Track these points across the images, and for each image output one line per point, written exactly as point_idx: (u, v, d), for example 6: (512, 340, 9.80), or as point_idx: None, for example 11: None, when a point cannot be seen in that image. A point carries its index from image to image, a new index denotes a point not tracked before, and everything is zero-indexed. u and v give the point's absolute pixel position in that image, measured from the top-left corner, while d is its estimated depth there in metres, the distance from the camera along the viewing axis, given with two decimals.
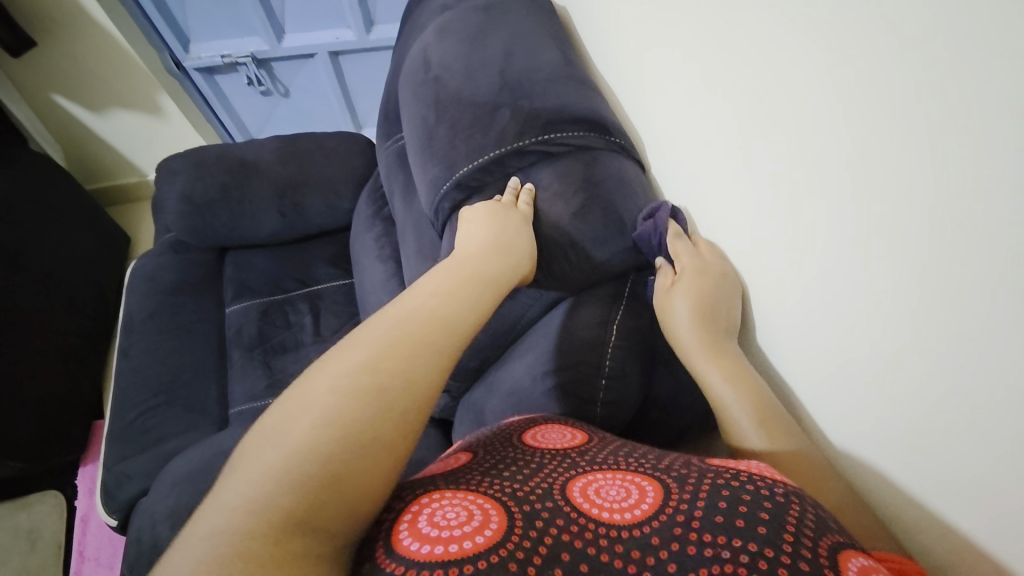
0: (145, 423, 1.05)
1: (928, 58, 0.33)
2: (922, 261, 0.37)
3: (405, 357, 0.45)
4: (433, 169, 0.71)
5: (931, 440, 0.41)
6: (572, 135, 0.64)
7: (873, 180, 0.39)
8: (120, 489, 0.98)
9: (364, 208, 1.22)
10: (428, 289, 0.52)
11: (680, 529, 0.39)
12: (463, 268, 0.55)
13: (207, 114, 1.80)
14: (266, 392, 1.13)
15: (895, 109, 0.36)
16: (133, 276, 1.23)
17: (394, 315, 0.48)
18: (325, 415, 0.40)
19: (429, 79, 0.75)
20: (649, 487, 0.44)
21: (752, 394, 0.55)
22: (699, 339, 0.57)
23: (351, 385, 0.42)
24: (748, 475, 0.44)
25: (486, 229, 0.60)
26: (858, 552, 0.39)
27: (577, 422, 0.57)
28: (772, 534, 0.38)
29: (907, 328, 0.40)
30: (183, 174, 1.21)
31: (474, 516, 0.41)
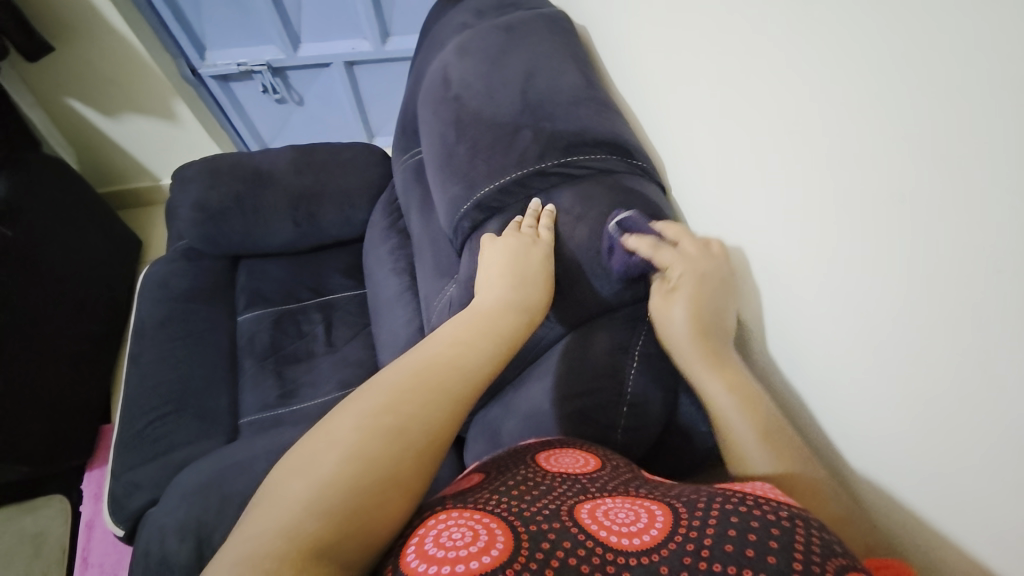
0: (154, 431, 1.05)
1: (952, 109, 0.34)
2: (952, 296, 0.37)
3: (421, 403, 0.46)
4: (452, 188, 0.71)
5: (959, 470, 0.41)
6: (593, 157, 0.64)
7: (891, 216, 0.40)
8: (129, 498, 0.98)
9: (379, 220, 1.22)
10: (444, 338, 0.54)
11: (690, 559, 0.38)
12: (473, 319, 0.57)
13: (222, 121, 1.83)
14: (278, 403, 1.13)
15: (910, 150, 0.38)
16: (145, 283, 1.23)
17: (411, 364, 0.50)
18: (351, 450, 0.41)
19: (448, 98, 0.75)
20: (658, 511, 0.43)
21: (754, 405, 0.55)
22: (693, 343, 0.57)
23: (373, 424, 0.43)
24: (751, 496, 0.42)
25: (505, 259, 0.61)
26: (863, 573, 0.36)
27: (592, 445, 0.56)
28: (782, 564, 0.36)
29: (934, 359, 0.40)
30: (198, 182, 1.22)
31: (480, 536, 0.40)
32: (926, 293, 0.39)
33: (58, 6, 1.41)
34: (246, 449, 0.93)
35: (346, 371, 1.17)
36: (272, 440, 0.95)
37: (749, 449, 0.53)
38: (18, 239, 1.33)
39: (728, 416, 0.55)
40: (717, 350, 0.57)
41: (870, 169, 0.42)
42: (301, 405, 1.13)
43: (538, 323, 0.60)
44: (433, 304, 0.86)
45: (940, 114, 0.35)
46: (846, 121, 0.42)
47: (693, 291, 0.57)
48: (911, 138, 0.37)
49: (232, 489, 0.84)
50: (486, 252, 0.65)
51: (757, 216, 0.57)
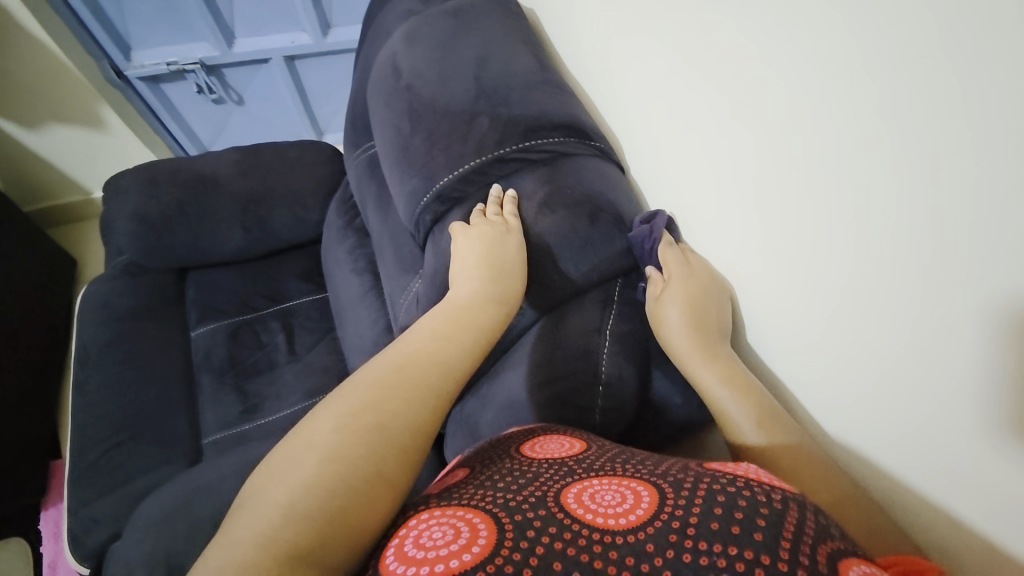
0: (110, 462, 0.98)
1: (930, 70, 0.33)
2: (917, 268, 0.38)
3: (404, 401, 0.45)
4: (411, 180, 0.69)
5: (934, 442, 0.41)
6: (551, 140, 0.64)
7: (868, 185, 0.39)
8: (88, 535, 0.91)
9: (335, 219, 1.17)
10: (423, 333, 0.53)
11: (676, 536, 0.38)
12: (449, 311, 0.55)
13: (154, 124, 1.69)
14: (242, 418, 1.08)
15: (887, 116, 0.36)
16: (84, 305, 1.14)
17: (392, 361, 0.48)
18: (331, 451, 0.40)
19: (400, 88, 0.72)
20: (644, 491, 0.42)
21: (748, 393, 0.54)
22: (689, 334, 0.57)
23: (355, 424, 0.42)
24: (745, 480, 0.42)
25: (475, 250, 0.60)
26: (861, 560, 0.37)
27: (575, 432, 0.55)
28: (769, 540, 0.36)
29: (908, 328, 0.40)
30: (134, 192, 1.13)
31: (462, 533, 0.39)
32: (897, 271, 0.39)
33: None
34: (213, 471, 0.89)
35: (311, 380, 1.13)
36: (238, 458, 0.91)
37: (746, 429, 0.52)
38: None
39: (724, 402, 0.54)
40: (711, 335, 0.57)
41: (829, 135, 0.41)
42: (266, 419, 1.08)
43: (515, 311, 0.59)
44: (399, 302, 0.83)
45: (903, 78, 0.34)
46: (805, 83, 0.42)
47: (682, 287, 0.58)
48: (878, 102, 0.36)
49: (201, 514, 0.80)
50: (456, 241, 0.63)
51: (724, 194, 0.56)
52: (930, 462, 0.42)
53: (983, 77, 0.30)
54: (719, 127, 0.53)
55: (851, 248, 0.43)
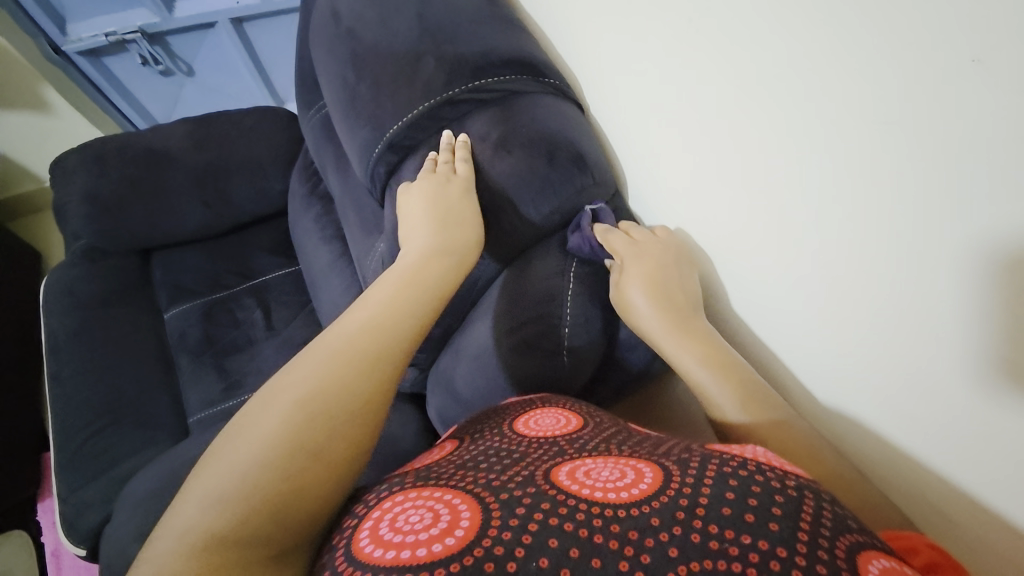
0: (94, 447, 0.97)
1: None
2: (920, 218, 0.35)
3: (337, 370, 0.42)
4: (361, 132, 0.66)
5: (937, 403, 0.39)
6: (502, 78, 0.60)
7: (824, 99, 0.37)
8: (80, 518, 0.91)
9: (298, 188, 1.13)
10: (367, 299, 0.50)
11: (683, 514, 0.35)
12: (399, 272, 0.53)
13: (102, 102, 1.60)
14: (225, 395, 1.08)
15: (831, 17, 0.35)
16: (48, 294, 1.11)
17: (347, 331, 0.46)
18: (257, 433, 0.38)
19: (341, 33, 0.68)
20: (647, 470, 0.40)
21: (733, 376, 0.51)
22: (663, 321, 0.54)
23: (284, 402, 0.40)
24: (755, 462, 0.40)
25: (424, 205, 0.58)
26: (882, 555, 0.33)
27: (576, 404, 0.55)
28: (786, 532, 0.33)
29: (908, 274, 0.37)
30: (83, 172, 1.08)
31: (443, 516, 0.37)
32: (901, 226, 0.36)
33: None
34: (198, 446, 0.89)
35: (292, 353, 1.12)
36: None
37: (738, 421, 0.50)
38: None
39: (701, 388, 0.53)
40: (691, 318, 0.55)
41: (795, 70, 0.39)
42: (250, 395, 1.08)
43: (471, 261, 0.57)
44: (365, 264, 0.81)
45: None
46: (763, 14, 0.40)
47: (646, 272, 0.56)
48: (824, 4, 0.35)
49: None
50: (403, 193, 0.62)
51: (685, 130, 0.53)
52: (939, 428, 0.40)
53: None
54: (671, 52, 0.50)
55: (847, 214, 0.40)
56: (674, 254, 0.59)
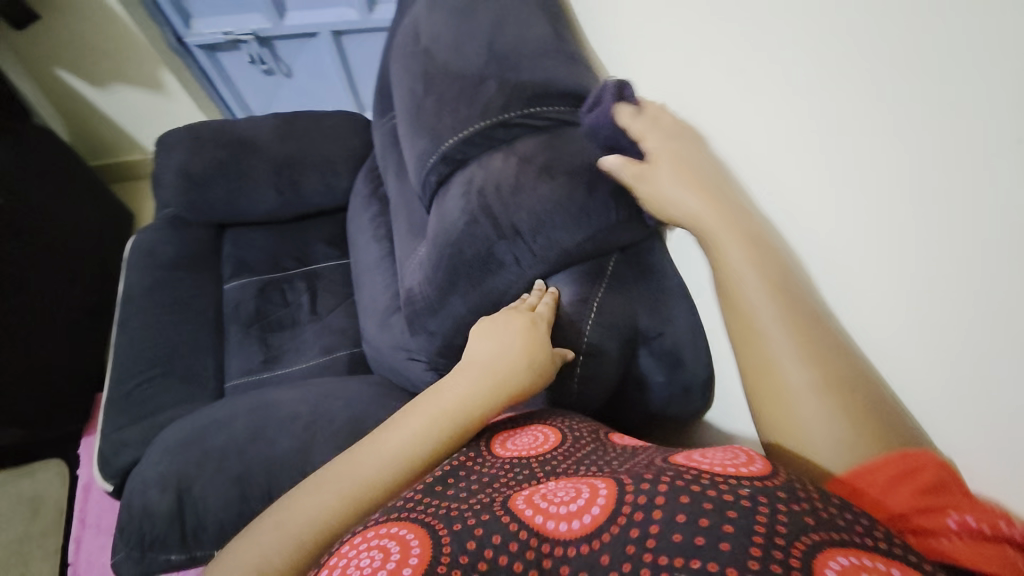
0: (141, 394, 1.07)
1: (913, 36, 0.36)
2: (942, 234, 0.37)
3: (349, 511, 0.51)
4: (421, 142, 0.71)
5: (942, 406, 0.41)
6: (556, 109, 0.64)
7: (860, 149, 0.42)
8: (116, 456, 1.00)
9: (361, 188, 1.22)
10: (400, 425, 0.56)
11: (633, 548, 0.40)
12: (437, 397, 0.58)
13: (209, 92, 1.78)
14: (262, 367, 1.15)
15: (871, 85, 0.40)
16: (133, 250, 1.25)
17: (370, 466, 0.54)
18: (274, 551, 0.48)
19: (418, 51, 0.74)
20: (600, 489, 0.45)
21: (764, 263, 0.51)
22: (693, 193, 0.54)
23: (301, 531, 0.50)
24: (708, 475, 0.43)
25: (490, 339, 0.62)
26: (845, 550, 0.36)
27: (557, 420, 0.61)
28: (735, 550, 0.37)
29: (931, 304, 0.40)
30: (181, 148, 1.21)
31: (391, 555, 0.41)
32: (949, 264, 0.37)
33: None
34: (228, 408, 0.96)
35: (329, 338, 1.18)
36: (251, 399, 0.97)
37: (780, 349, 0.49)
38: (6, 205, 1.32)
39: (744, 285, 0.51)
40: (756, 223, 0.53)
41: (845, 97, 0.42)
42: (285, 370, 1.15)
43: (524, 391, 0.60)
44: (406, 265, 0.86)
45: (885, 55, 0.38)
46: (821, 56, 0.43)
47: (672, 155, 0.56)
48: (863, 76, 0.40)
49: (213, 445, 0.87)
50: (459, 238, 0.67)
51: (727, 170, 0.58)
52: (949, 429, 0.41)
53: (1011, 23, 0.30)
54: (723, 104, 0.56)
55: (875, 222, 0.42)
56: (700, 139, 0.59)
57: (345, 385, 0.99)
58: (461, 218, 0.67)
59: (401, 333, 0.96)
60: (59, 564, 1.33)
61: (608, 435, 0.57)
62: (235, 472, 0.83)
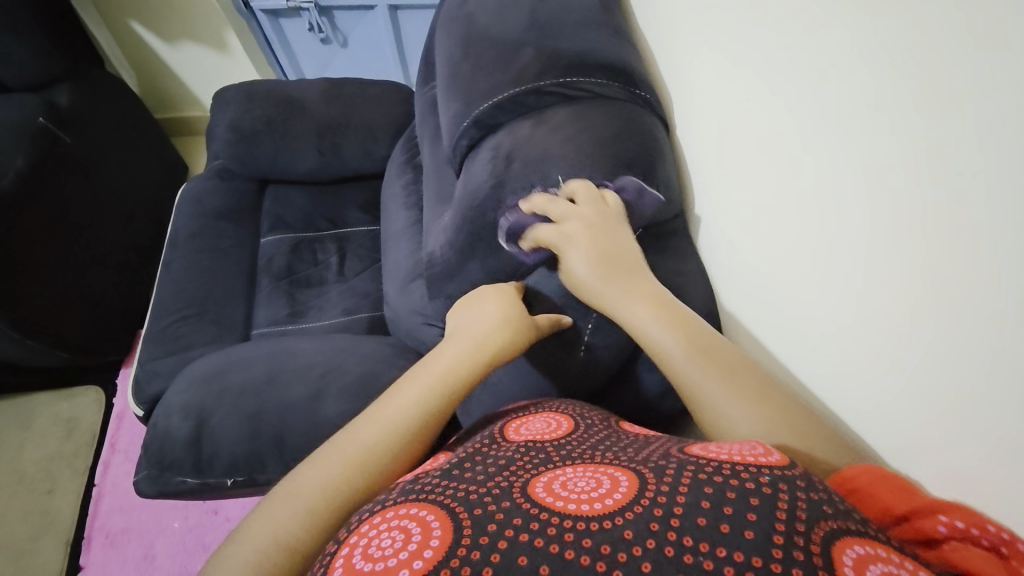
0: (177, 330, 1.16)
1: (925, 41, 0.37)
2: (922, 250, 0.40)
3: (353, 480, 0.53)
4: (454, 105, 0.72)
5: (922, 413, 0.43)
6: (592, 81, 0.64)
7: (872, 160, 0.43)
8: (149, 384, 1.09)
9: (399, 155, 1.23)
10: (395, 398, 0.60)
11: (657, 525, 0.40)
12: (427, 369, 0.63)
13: (268, 55, 1.85)
14: (288, 319, 1.21)
15: (879, 96, 0.41)
16: (184, 197, 1.33)
17: (370, 435, 0.56)
18: (280, 524, 0.49)
19: (461, 16, 0.75)
20: (621, 477, 0.46)
21: (687, 334, 0.56)
22: (602, 283, 0.59)
23: (307, 502, 0.51)
24: (726, 465, 0.44)
25: (467, 315, 0.68)
26: (857, 543, 0.38)
27: (567, 406, 0.65)
28: (760, 539, 0.37)
29: (930, 322, 0.40)
30: (235, 104, 1.27)
31: (414, 536, 0.42)
32: (947, 282, 0.38)
33: None
34: (250, 350, 1.00)
35: (351, 300, 1.22)
36: (275, 344, 1.02)
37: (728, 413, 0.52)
38: (76, 146, 1.43)
39: (695, 382, 0.53)
40: (666, 302, 0.58)
41: (840, 104, 0.45)
42: (308, 324, 1.20)
43: (506, 354, 0.64)
44: (430, 230, 0.88)
45: (899, 61, 0.39)
46: (814, 76, 0.47)
47: (586, 240, 0.58)
48: (878, 82, 0.41)
49: (232, 381, 0.92)
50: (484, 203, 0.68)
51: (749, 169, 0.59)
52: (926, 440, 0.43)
53: (989, 27, 0.32)
54: (751, 103, 0.56)
55: (863, 241, 0.45)
56: (604, 217, 0.60)
57: (361, 343, 1.02)
58: (487, 181, 0.67)
59: (419, 298, 0.98)
60: (86, 484, 1.42)
61: (618, 421, 0.62)
62: (249, 410, 0.88)
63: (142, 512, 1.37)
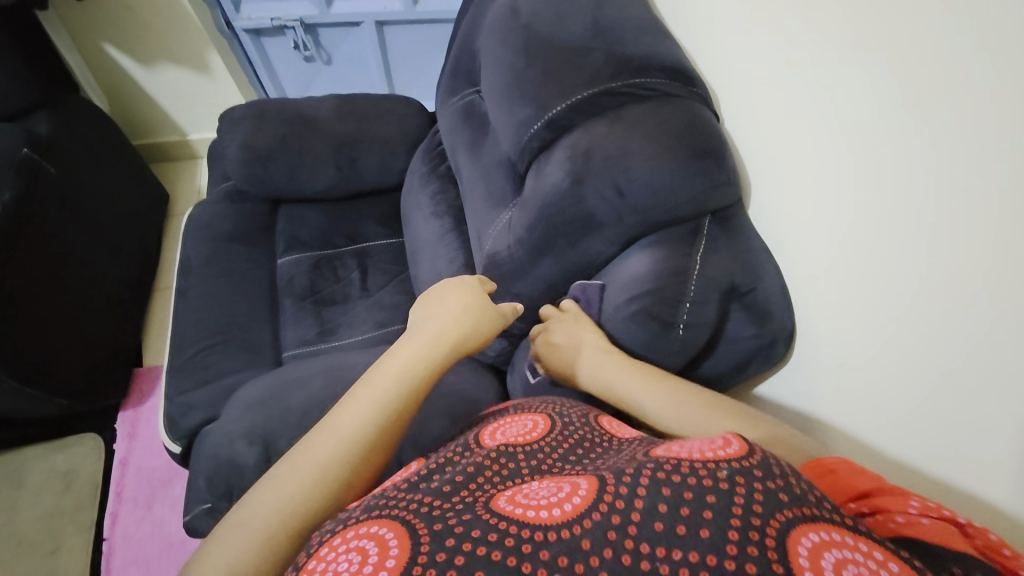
0: (203, 359, 1.11)
1: (945, 64, 0.47)
2: (946, 227, 0.49)
3: (311, 494, 0.54)
4: (522, 110, 0.76)
5: (914, 382, 0.54)
6: (659, 80, 0.69)
7: (891, 162, 0.53)
8: (184, 418, 1.04)
9: (420, 166, 1.25)
10: (350, 406, 0.60)
11: (615, 534, 0.41)
12: (384, 370, 0.64)
13: (250, 74, 1.82)
14: (319, 338, 1.18)
15: (899, 109, 0.51)
16: (192, 222, 1.28)
17: (323, 449, 0.57)
18: (238, 550, 0.51)
19: (518, 27, 0.79)
20: (581, 481, 0.48)
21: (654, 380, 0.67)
22: (587, 362, 0.72)
23: (263, 525, 0.52)
24: (683, 462, 0.46)
25: (428, 314, 0.74)
26: (814, 530, 0.40)
27: (549, 405, 0.68)
28: (715, 536, 0.40)
29: (931, 304, 0.51)
30: (245, 124, 1.25)
31: (373, 554, 0.43)
32: (953, 271, 0.49)
33: None
34: (299, 369, 0.98)
35: (381, 314, 1.21)
36: (323, 361, 1.00)
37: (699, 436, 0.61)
38: (60, 177, 1.34)
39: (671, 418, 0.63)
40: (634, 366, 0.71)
41: (878, 97, 0.53)
42: (340, 342, 1.18)
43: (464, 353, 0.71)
44: (486, 232, 0.91)
45: (920, 83, 0.49)
46: (847, 78, 0.56)
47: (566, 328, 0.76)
48: (896, 99, 0.51)
49: (292, 402, 0.89)
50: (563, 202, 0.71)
51: (787, 157, 0.67)
52: (949, 402, 0.50)
53: (1014, 34, 0.41)
54: (785, 108, 0.65)
55: (881, 235, 0.56)
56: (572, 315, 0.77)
57: None
58: (565, 179, 0.71)
59: None
60: (94, 538, 1.32)
61: (596, 416, 0.66)
62: None
63: (161, 563, 1.28)
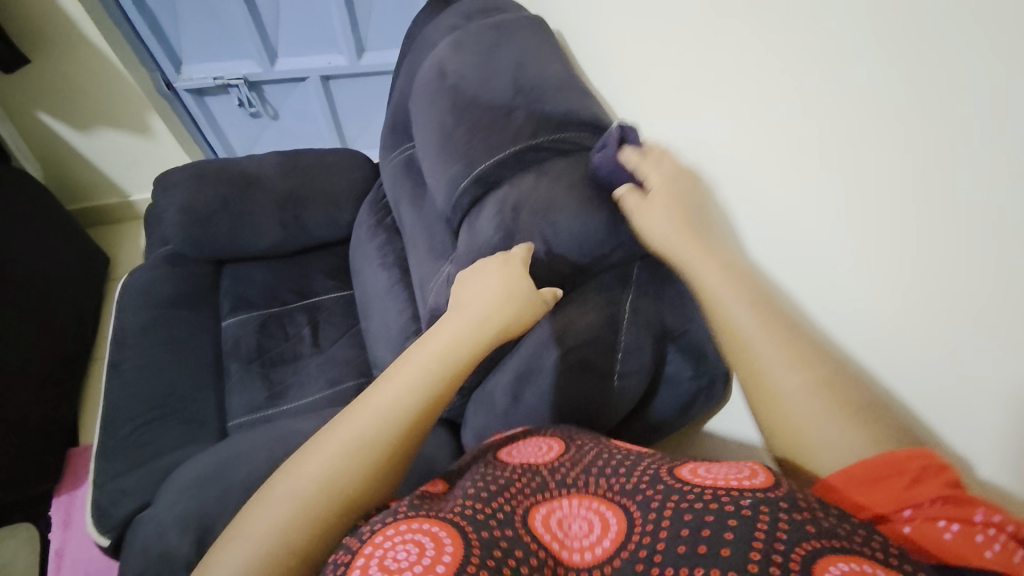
0: (140, 437, 1.04)
1: (890, 85, 0.44)
2: (923, 259, 0.46)
3: (352, 469, 0.51)
4: (452, 166, 0.78)
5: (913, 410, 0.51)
6: (579, 135, 0.72)
7: (852, 185, 0.50)
8: (115, 506, 0.95)
9: (367, 218, 1.25)
10: (393, 383, 0.57)
11: (643, 565, 0.41)
12: (428, 347, 0.61)
13: (195, 133, 1.80)
14: (267, 403, 1.13)
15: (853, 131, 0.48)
16: (127, 289, 1.22)
17: (363, 423, 0.54)
18: (274, 524, 0.47)
19: (445, 87, 0.82)
20: (611, 515, 0.47)
21: (742, 284, 0.58)
22: (675, 232, 0.62)
23: (304, 497, 0.49)
24: (715, 489, 0.44)
25: (463, 294, 0.67)
26: (858, 557, 0.37)
27: (558, 430, 0.62)
28: (738, 558, 0.38)
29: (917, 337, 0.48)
30: (184, 187, 1.23)
31: (426, 550, 0.41)
32: (941, 305, 0.45)
33: (34, 19, 1.40)
34: (246, 440, 0.93)
35: (334, 371, 1.18)
36: (269, 429, 0.95)
37: (782, 374, 0.52)
38: None
39: (747, 331, 0.55)
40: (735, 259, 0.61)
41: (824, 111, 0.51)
42: (290, 406, 1.13)
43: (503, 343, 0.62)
44: (428, 286, 0.90)
45: (871, 104, 0.46)
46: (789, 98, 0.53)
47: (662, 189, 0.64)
48: (849, 119, 0.48)
49: (234, 479, 0.84)
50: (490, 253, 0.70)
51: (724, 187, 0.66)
52: (940, 407, 0.48)
53: (947, 56, 0.40)
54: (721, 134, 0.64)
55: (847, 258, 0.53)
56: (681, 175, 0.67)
57: None
58: (495, 234, 0.70)
59: None
60: None
61: (611, 439, 0.59)
62: None
63: None
